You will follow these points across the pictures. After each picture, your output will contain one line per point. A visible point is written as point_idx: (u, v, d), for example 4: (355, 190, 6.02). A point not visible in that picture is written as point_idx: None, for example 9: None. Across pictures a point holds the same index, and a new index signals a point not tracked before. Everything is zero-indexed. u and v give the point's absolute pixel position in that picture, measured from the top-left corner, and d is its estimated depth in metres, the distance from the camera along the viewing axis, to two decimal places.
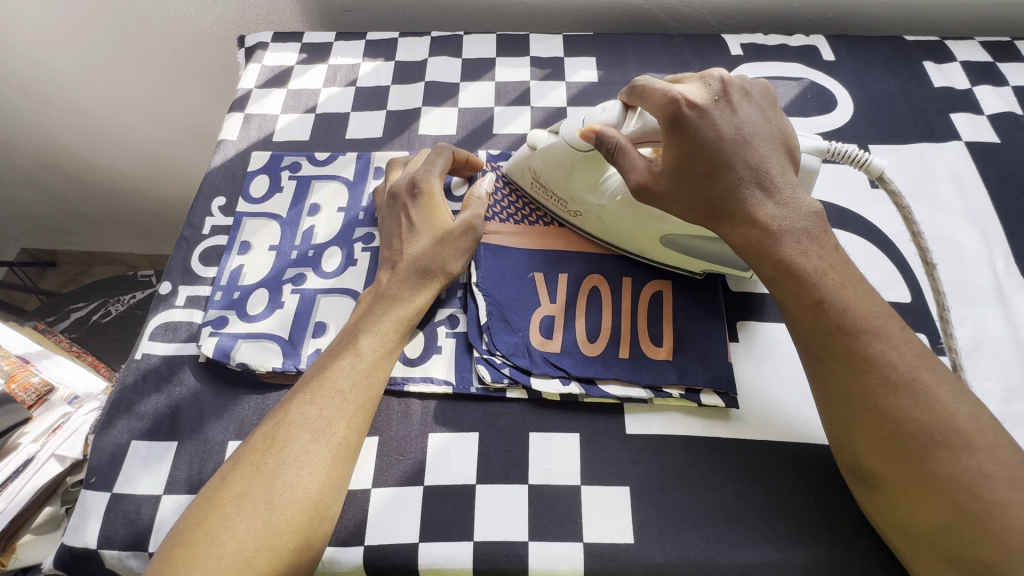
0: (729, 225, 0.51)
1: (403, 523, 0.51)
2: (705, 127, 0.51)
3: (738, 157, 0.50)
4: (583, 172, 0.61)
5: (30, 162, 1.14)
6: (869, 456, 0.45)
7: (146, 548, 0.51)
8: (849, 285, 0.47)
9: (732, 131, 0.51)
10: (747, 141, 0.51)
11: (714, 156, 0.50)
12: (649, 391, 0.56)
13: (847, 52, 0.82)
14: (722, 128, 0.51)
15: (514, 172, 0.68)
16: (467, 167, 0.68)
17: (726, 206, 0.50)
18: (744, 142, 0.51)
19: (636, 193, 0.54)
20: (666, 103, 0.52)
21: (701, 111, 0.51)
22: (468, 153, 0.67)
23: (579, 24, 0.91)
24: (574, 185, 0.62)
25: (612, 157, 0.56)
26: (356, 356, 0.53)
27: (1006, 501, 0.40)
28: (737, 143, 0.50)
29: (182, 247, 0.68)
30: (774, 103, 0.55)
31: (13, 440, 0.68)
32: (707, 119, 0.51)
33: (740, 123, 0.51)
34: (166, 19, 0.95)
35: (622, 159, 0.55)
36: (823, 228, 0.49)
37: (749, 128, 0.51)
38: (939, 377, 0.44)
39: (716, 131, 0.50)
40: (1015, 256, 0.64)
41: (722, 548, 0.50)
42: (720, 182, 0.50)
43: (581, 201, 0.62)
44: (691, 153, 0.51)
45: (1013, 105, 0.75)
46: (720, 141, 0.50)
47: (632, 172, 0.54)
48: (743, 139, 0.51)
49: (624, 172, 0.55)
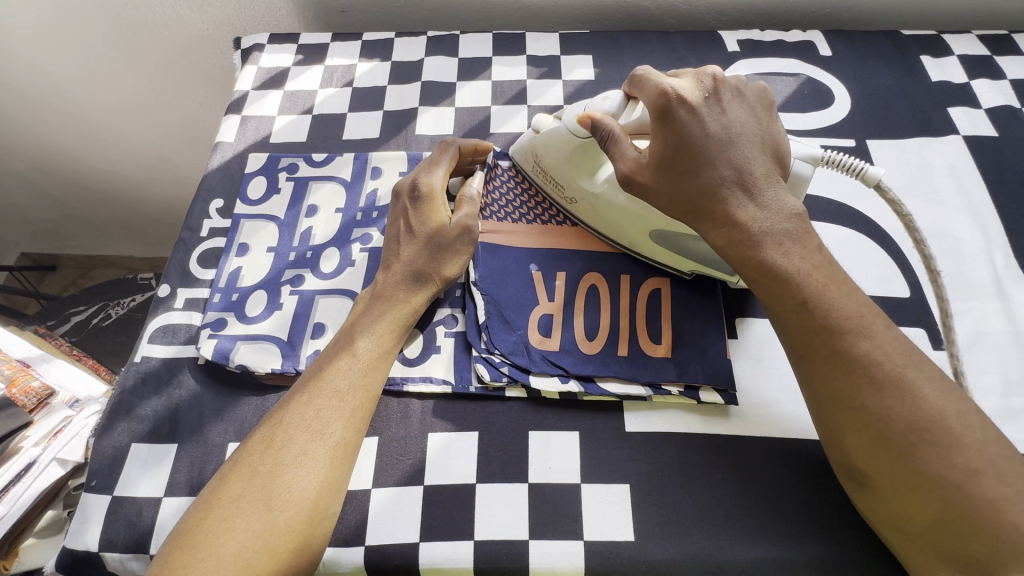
0: (711, 226, 0.51)
1: (404, 522, 0.51)
2: (692, 124, 0.51)
3: (721, 157, 0.50)
4: (581, 161, 0.62)
5: (30, 166, 1.14)
6: (858, 456, 0.45)
7: (147, 551, 0.51)
8: (833, 285, 0.47)
9: (719, 130, 0.51)
10: (733, 141, 0.51)
11: (698, 155, 0.50)
12: (648, 388, 0.56)
13: (845, 48, 0.82)
14: (707, 128, 0.51)
15: (520, 153, 0.68)
16: (476, 154, 0.68)
17: (709, 206, 0.50)
18: (729, 142, 0.51)
19: (623, 183, 0.54)
20: (656, 94, 0.52)
21: (691, 107, 0.51)
22: (477, 141, 0.67)
23: (575, 23, 0.91)
24: (572, 172, 0.62)
25: (606, 144, 0.56)
26: (351, 359, 0.53)
27: (997, 498, 0.40)
28: (723, 143, 0.50)
29: (180, 250, 0.68)
30: (769, 105, 0.55)
31: (13, 444, 0.70)
32: (696, 117, 0.51)
33: (727, 123, 0.51)
34: (161, 22, 0.95)
35: (613, 147, 0.55)
36: (805, 230, 0.49)
37: (737, 128, 0.51)
38: (924, 376, 0.44)
39: (702, 131, 0.51)
40: (1014, 250, 0.64)
41: (723, 545, 0.50)
42: (702, 182, 0.50)
43: (577, 189, 0.63)
44: (678, 150, 0.51)
45: (1011, 99, 0.75)
46: (705, 139, 0.50)
47: (621, 161, 0.54)
48: (728, 139, 0.51)
49: (614, 159, 0.55)
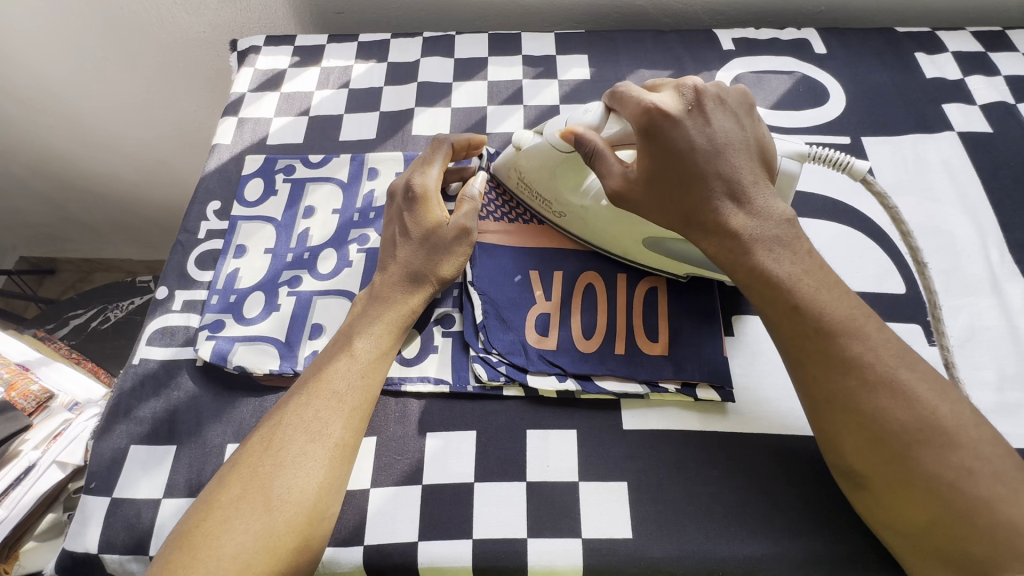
0: (702, 235, 0.51)
1: (402, 521, 0.51)
2: (679, 136, 0.50)
3: (711, 168, 0.50)
4: (567, 173, 0.60)
5: (27, 170, 1.14)
6: (856, 458, 0.45)
7: (147, 553, 0.52)
8: (823, 290, 0.47)
9: (705, 141, 0.50)
10: (720, 151, 0.50)
11: (689, 165, 0.50)
12: (645, 387, 0.56)
13: (839, 45, 0.82)
14: (694, 139, 0.50)
15: (501, 171, 0.66)
16: (470, 149, 0.67)
17: (701, 216, 0.50)
18: (716, 152, 0.50)
19: (612, 199, 0.54)
20: (639, 112, 0.52)
21: (675, 122, 0.51)
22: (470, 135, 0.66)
23: (572, 23, 0.91)
24: (557, 187, 0.61)
25: (590, 160, 0.55)
26: (349, 359, 0.53)
27: (993, 498, 0.41)
28: (709, 154, 0.50)
29: (178, 253, 0.68)
30: (750, 108, 0.54)
31: (13, 447, 0.70)
32: (682, 129, 0.50)
33: (713, 133, 0.51)
34: (157, 24, 0.95)
35: (599, 162, 0.54)
36: (796, 236, 0.49)
37: (722, 138, 0.51)
38: (916, 376, 0.44)
39: (689, 141, 0.50)
40: (1009, 245, 0.64)
41: (719, 542, 0.50)
42: (696, 193, 0.50)
43: (565, 203, 0.62)
44: (664, 163, 0.50)
45: (1005, 94, 0.75)
46: (692, 150, 0.50)
47: (608, 177, 0.54)
48: (715, 150, 0.50)
49: (602, 176, 0.54)
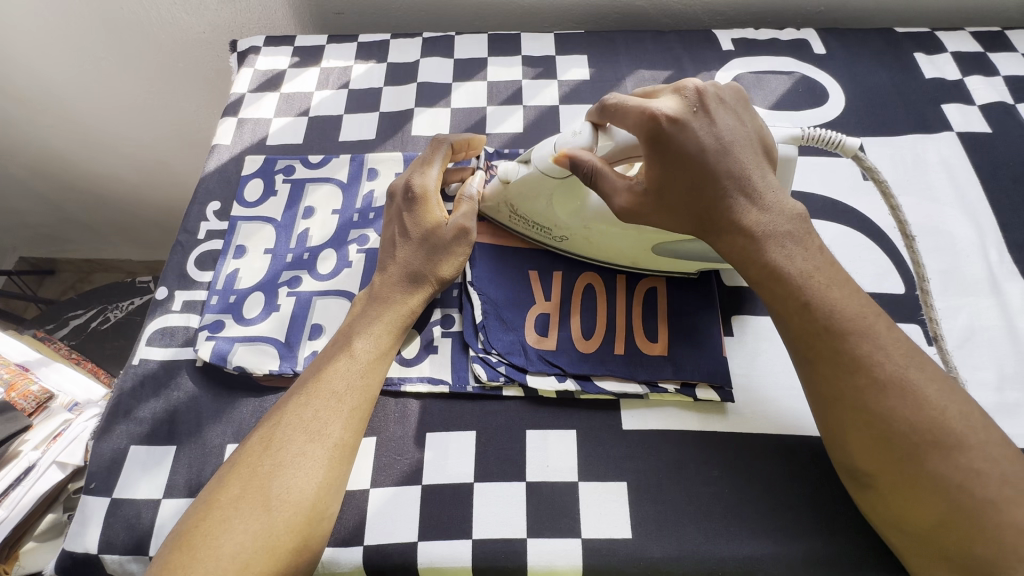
0: (717, 236, 0.51)
1: (402, 521, 0.51)
2: (687, 138, 0.50)
3: (722, 167, 0.50)
4: (564, 196, 0.59)
5: (26, 171, 1.14)
6: (862, 457, 0.45)
7: (146, 553, 0.52)
8: (835, 286, 0.48)
9: (714, 141, 0.50)
10: (728, 149, 0.50)
11: (700, 167, 0.50)
12: (645, 387, 0.56)
13: (838, 45, 0.82)
14: (702, 140, 0.50)
15: (488, 205, 0.64)
16: (469, 149, 0.67)
17: (713, 216, 0.50)
18: (725, 151, 0.50)
19: (621, 215, 0.53)
20: (644, 119, 0.51)
21: (682, 125, 0.50)
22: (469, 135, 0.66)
23: (572, 23, 0.91)
24: (554, 211, 0.60)
25: (591, 181, 0.54)
26: (350, 358, 0.53)
27: (999, 499, 0.41)
28: (719, 152, 0.50)
29: (178, 253, 0.68)
30: (747, 105, 0.54)
31: (13, 448, 0.70)
32: (689, 131, 0.50)
33: (719, 132, 0.51)
34: (156, 25, 0.95)
35: (602, 182, 0.53)
36: (807, 231, 0.50)
37: (729, 136, 0.51)
38: (926, 377, 0.45)
39: (697, 142, 0.50)
40: (1008, 245, 0.64)
41: (719, 541, 0.50)
42: (709, 192, 0.50)
43: (564, 225, 0.60)
44: (675, 168, 0.50)
45: (1004, 94, 0.75)
46: (702, 152, 0.50)
47: (615, 195, 0.53)
48: (724, 148, 0.50)
49: (607, 195, 0.53)
